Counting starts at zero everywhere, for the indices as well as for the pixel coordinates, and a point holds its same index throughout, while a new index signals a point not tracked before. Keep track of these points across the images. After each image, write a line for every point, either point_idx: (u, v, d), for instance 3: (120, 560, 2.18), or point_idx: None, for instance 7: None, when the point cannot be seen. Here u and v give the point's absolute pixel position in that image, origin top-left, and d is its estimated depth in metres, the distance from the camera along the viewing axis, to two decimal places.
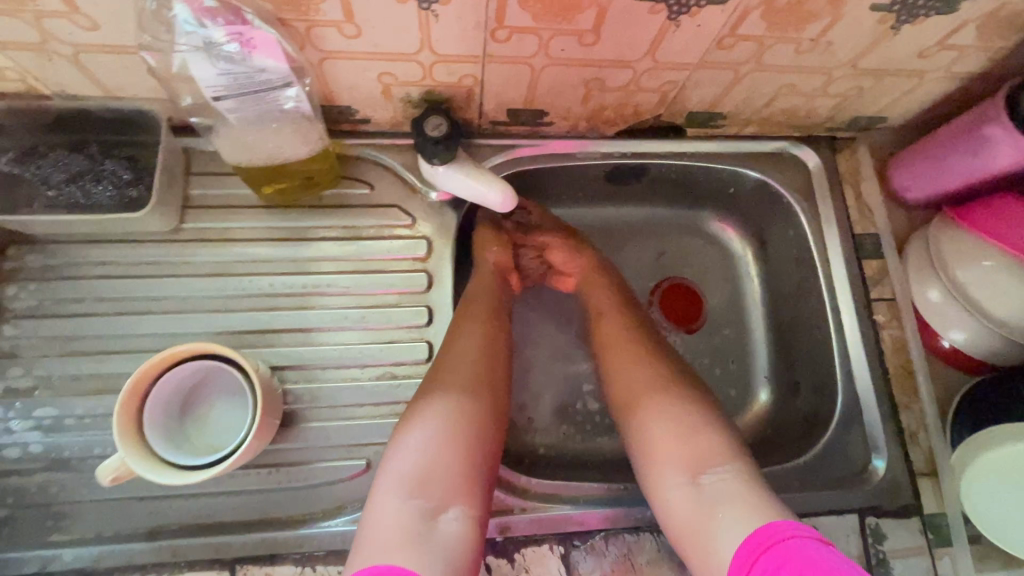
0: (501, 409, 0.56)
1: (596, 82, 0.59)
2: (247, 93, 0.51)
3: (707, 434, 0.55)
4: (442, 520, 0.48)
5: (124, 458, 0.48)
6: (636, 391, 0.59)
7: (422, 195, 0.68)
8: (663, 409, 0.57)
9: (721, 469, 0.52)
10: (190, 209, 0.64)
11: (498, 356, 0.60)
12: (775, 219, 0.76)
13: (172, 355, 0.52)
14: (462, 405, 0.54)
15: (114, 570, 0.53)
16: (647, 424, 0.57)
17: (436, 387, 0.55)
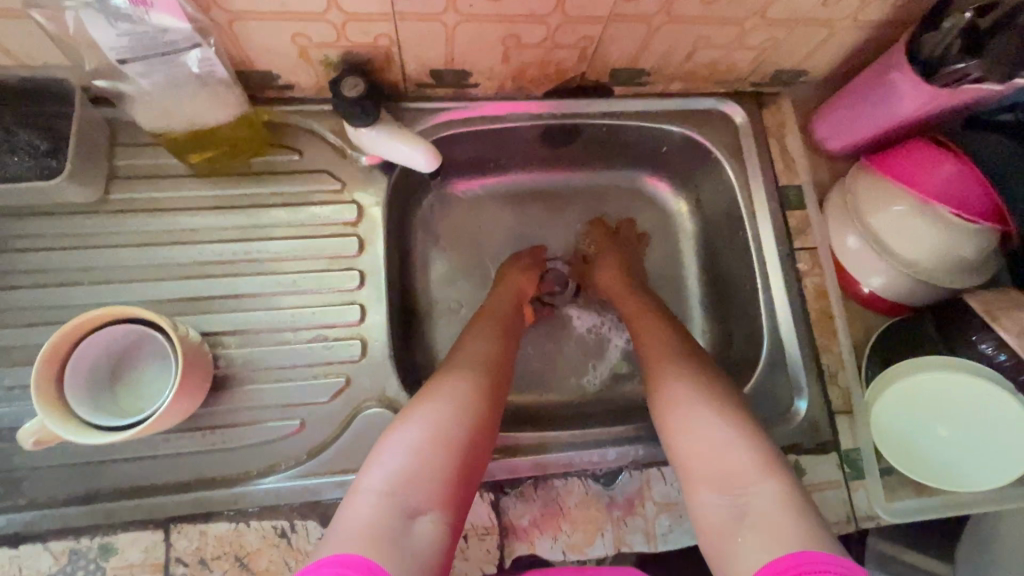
0: (496, 405, 0.54)
1: (512, 39, 0.60)
2: (152, 54, 0.51)
3: (744, 443, 0.49)
4: (418, 523, 0.44)
5: (43, 421, 0.48)
6: (672, 403, 0.54)
7: (352, 159, 0.68)
8: (693, 426, 0.51)
9: (756, 486, 0.46)
10: (115, 179, 0.64)
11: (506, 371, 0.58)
12: (706, 175, 0.78)
13: (90, 320, 0.52)
14: (468, 407, 0.51)
15: (48, 533, 0.54)
16: (680, 435, 0.52)
17: (446, 384, 0.53)
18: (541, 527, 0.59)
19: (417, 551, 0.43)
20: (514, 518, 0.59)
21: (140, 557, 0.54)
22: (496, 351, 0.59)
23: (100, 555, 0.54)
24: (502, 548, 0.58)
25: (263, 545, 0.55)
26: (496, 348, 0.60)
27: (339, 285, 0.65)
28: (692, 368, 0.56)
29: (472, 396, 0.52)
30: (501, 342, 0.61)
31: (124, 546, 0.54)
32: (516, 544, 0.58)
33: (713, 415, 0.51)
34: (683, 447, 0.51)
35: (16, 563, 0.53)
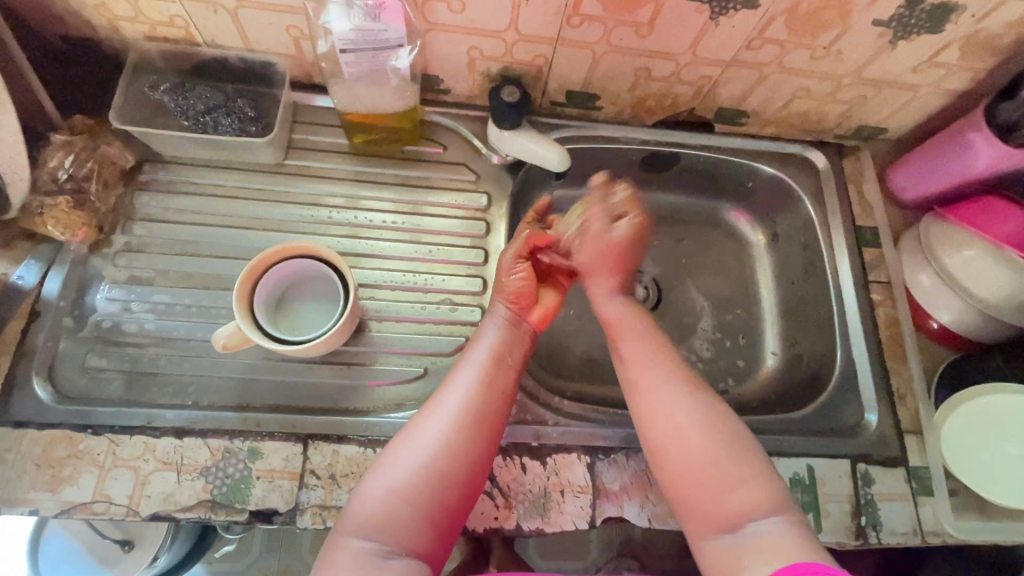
0: (483, 449, 0.58)
1: (645, 71, 0.72)
2: (368, 48, 0.63)
3: (731, 476, 0.56)
4: (393, 561, 0.53)
5: (241, 326, 0.58)
6: (663, 436, 0.59)
7: (486, 157, 0.79)
8: (689, 456, 0.58)
9: (771, 517, 0.54)
10: (293, 149, 0.76)
11: (490, 417, 0.59)
12: (787, 211, 0.87)
13: (275, 255, 0.62)
14: (440, 466, 0.56)
15: (207, 431, 0.62)
16: (670, 463, 0.59)
17: (420, 438, 0.58)
18: (631, 493, 0.65)
19: None
20: (607, 482, 0.65)
21: (281, 464, 0.61)
22: (483, 404, 0.60)
23: (248, 457, 0.61)
24: (594, 507, 0.64)
25: None
26: (480, 402, 0.60)
27: (467, 260, 0.75)
28: (686, 390, 0.61)
29: (445, 454, 0.57)
30: (488, 385, 0.61)
31: (269, 453, 0.62)
32: (607, 505, 0.64)
33: (708, 441, 0.58)
34: (677, 473, 0.58)
35: (179, 452, 0.60)
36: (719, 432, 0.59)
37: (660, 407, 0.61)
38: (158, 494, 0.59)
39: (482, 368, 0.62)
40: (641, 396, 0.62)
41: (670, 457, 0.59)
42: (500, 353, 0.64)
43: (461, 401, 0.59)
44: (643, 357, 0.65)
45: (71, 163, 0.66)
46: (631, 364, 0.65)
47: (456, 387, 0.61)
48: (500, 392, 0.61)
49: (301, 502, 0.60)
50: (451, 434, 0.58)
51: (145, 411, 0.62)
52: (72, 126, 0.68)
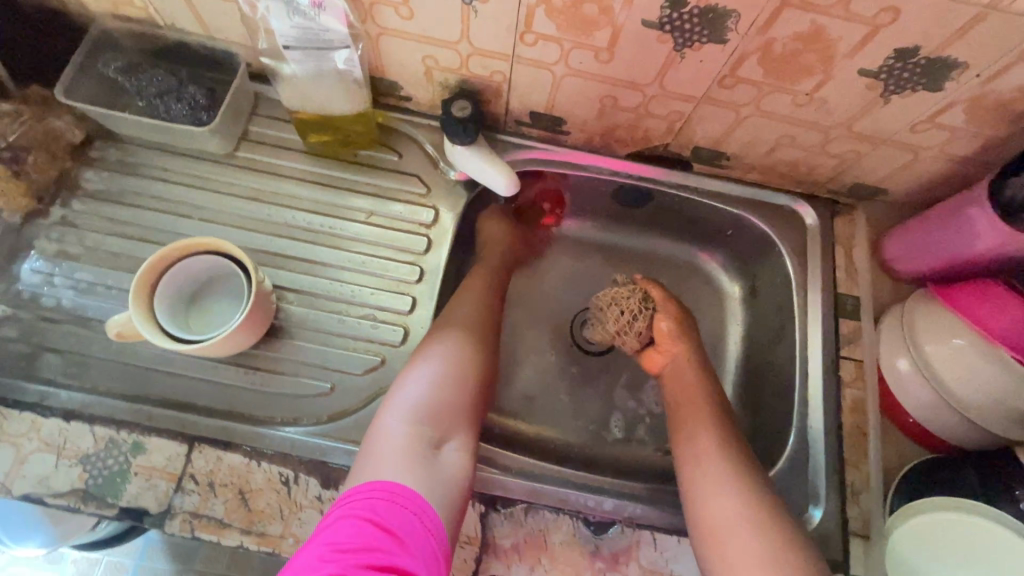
0: (493, 355, 0.65)
1: (610, 99, 0.66)
2: (312, 47, 0.61)
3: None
4: (443, 450, 0.55)
5: (132, 317, 0.56)
6: (721, 518, 0.55)
7: (442, 172, 0.76)
8: (744, 544, 0.53)
9: None
10: (246, 141, 0.75)
11: (492, 327, 0.67)
12: (764, 265, 0.80)
13: (182, 250, 0.61)
14: (471, 358, 0.62)
15: (96, 418, 0.60)
16: (725, 555, 0.53)
17: (450, 339, 0.63)
18: (522, 553, 0.59)
19: (449, 470, 0.54)
20: (498, 537, 0.59)
21: (162, 463, 0.59)
22: (492, 308, 0.69)
23: (131, 450, 0.59)
24: (478, 562, 0.58)
25: (265, 487, 0.59)
26: (490, 303, 0.69)
27: (401, 277, 0.72)
28: (749, 480, 0.57)
29: (473, 346, 0.63)
30: (488, 303, 0.69)
31: (153, 449, 0.60)
32: (492, 562, 0.59)
33: (767, 543, 0.52)
34: (730, 565, 0.52)
35: (64, 435, 0.59)
36: (780, 527, 0.53)
37: (711, 490, 0.57)
38: (34, 475, 0.58)
39: (489, 278, 0.73)
40: (697, 482, 0.58)
41: (720, 548, 0.53)
42: (501, 266, 0.75)
43: (476, 301, 0.68)
44: (707, 448, 0.60)
45: (14, 131, 0.66)
46: (698, 458, 0.60)
47: (460, 302, 0.68)
48: (495, 309, 0.70)
49: (174, 505, 0.58)
50: (470, 338, 0.64)
51: (39, 388, 0.61)
52: (26, 97, 0.68)
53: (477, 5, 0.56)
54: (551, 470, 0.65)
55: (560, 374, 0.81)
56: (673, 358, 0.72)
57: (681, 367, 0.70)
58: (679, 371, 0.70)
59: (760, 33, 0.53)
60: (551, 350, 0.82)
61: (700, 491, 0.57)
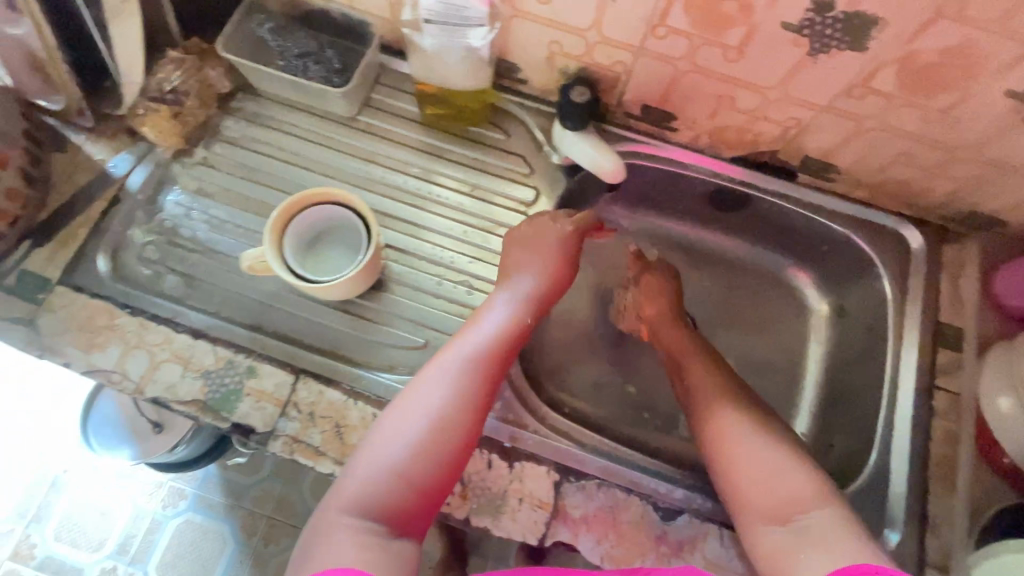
0: (476, 422, 0.57)
1: (727, 99, 0.67)
2: (450, 23, 0.65)
3: (778, 471, 0.57)
4: (392, 543, 0.51)
5: (264, 253, 0.62)
6: (724, 425, 0.62)
7: (546, 155, 0.78)
8: (748, 446, 0.59)
9: (819, 511, 0.53)
10: (367, 107, 0.80)
11: (484, 387, 0.59)
12: (859, 285, 0.78)
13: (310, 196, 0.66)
14: (452, 412, 0.57)
15: (219, 340, 0.67)
16: (727, 459, 0.59)
17: (425, 394, 0.57)
18: (590, 525, 0.61)
19: (397, 564, 0.50)
20: (569, 506, 0.62)
21: (271, 388, 0.65)
22: (491, 356, 0.61)
23: (245, 373, 0.65)
24: (548, 527, 0.61)
25: (360, 424, 0.64)
26: (490, 351, 0.61)
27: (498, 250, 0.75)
28: (743, 410, 0.63)
29: (456, 400, 0.57)
30: (486, 355, 0.61)
31: (264, 375, 0.65)
32: (561, 529, 0.61)
33: (765, 448, 0.59)
34: (735, 478, 0.58)
35: (191, 350, 0.66)
36: (778, 440, 0.60)
37: (710, 400, 0.65)
38: (163, 381, 0.65)
39: (503, 322, 0.64)
40: (703, 401, 0.65)
41: (728, 466, 0.59)
42: (522, 307, 0.66)
43: (478, 346, 0.61)
44: (706, 371, 0.68)
45: (177, 77, 0.74)
46: (699, 398, 0.66)
47: (452, 355, 0.60)
48: (494, 364, 0.61)
49: (277, 428, 0.63)
50: (449, 400, 0.57)
51: (173, 306, 0.68)
52: (187, 47, 0.75)
53: None
54: (625, 453, 0.66)
55: (632, 366, 0.83)
56: (668, 317, 0.75)
57: (669, 327, 0.74)
58: (667, 333, 0.74)
59: (904, 44, 0.53)
60: (626, 342, 0.84)
61: (700, 400, 0.66)
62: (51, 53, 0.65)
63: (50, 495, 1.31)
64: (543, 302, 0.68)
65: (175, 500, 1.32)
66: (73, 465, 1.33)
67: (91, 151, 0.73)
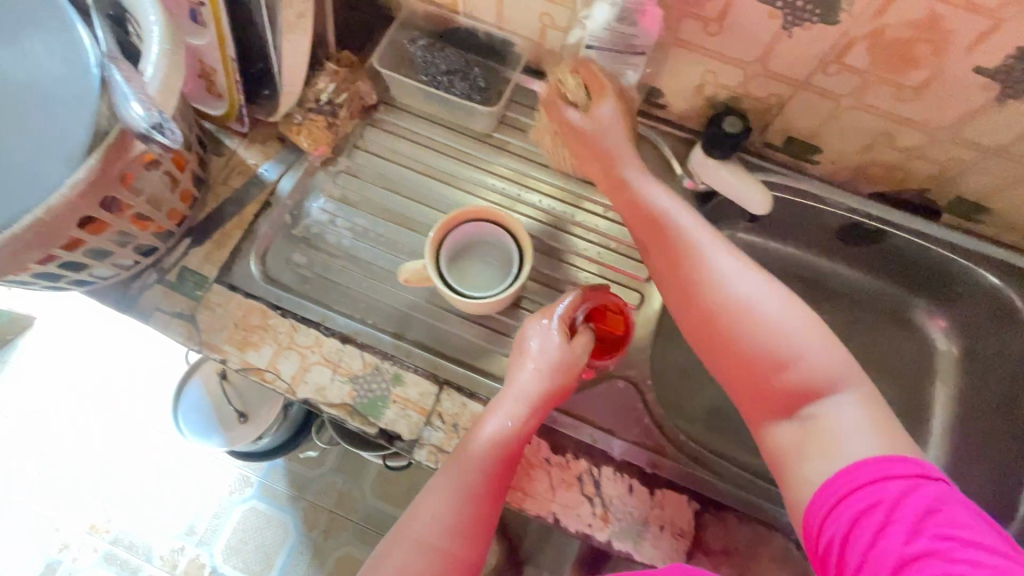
0: (486, 527, 0.55)
1: (886, 137, 0.67)
2: (611, 50, 0.65)
3: (786, 349, 0.53)
4: None
5: (426, 266, 0.65)
6: (721, 304, 0.56)
7: (676, 179, 0.78)
8: (756, 330, 0.54)
9: (841, 397, 0.52)
10: (503, 124, 0.82)
11: (498, 487, 0.57)
12: (998, 331, 0.76)
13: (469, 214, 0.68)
14: (462, 528, 0.54)
15: (365, 345, 0.69)
16: (794, 376, 0.53)
17: (435, 508, 0.55)
18: (732, 558, 0.61)
19: None
20: (711, 537, 0.62)
21: (416, 397, 0.67)
22: (495, 464, 0.57)
23: (391, 380, 0.67)
24: (690, 556, 0.61)
25: None
26: (496, 459, 0.57)
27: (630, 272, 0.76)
28: (721, 295, 0.56)
29: (466, 513, 0.55)
30: (504, 454, 0.57)
31: (409, 383, 0.67)
32: (703, 560, 0.61)
33: (790, 327, 0.53)
34: (756, 390, 0.55)
35: (340, 354, 0.68)
36: (807, 316, 0.54)
37: (693, 284, 0.58)
38: (314, 383, 0.67)
39: (508, 425, 0.58)
40: (678, 270, 0.60)
41: (717, 352, 0.57)
42: (532, 407, 0.59)
43: (485, 453, 0.57)
44: (699, 251, 0.59)
45: (331, 87, 0.76)
46: (716, 322, 0.56)
47: (469, 454, 0.57)
48: (510, 463, 0.58)
49: (422, 437, 0.65)
50: (467, 506, 0.55)
51: (322, 311, 0.71)
52: (340, 59, 0.78)
53: (795, 32, 0.59)
54: (763, 487, 0.66)
55: None
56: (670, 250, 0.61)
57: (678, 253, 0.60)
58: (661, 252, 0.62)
59: None
60: None
61: (700, 313, 0.57)
62: (228, 63, 0.68)
63: (125, 474, 1.36)
64: (553, 398, 0.60)
65: (242, 487, 1.36)
66: (146, 448, 1.37)
67: (246, 156, 0.77)
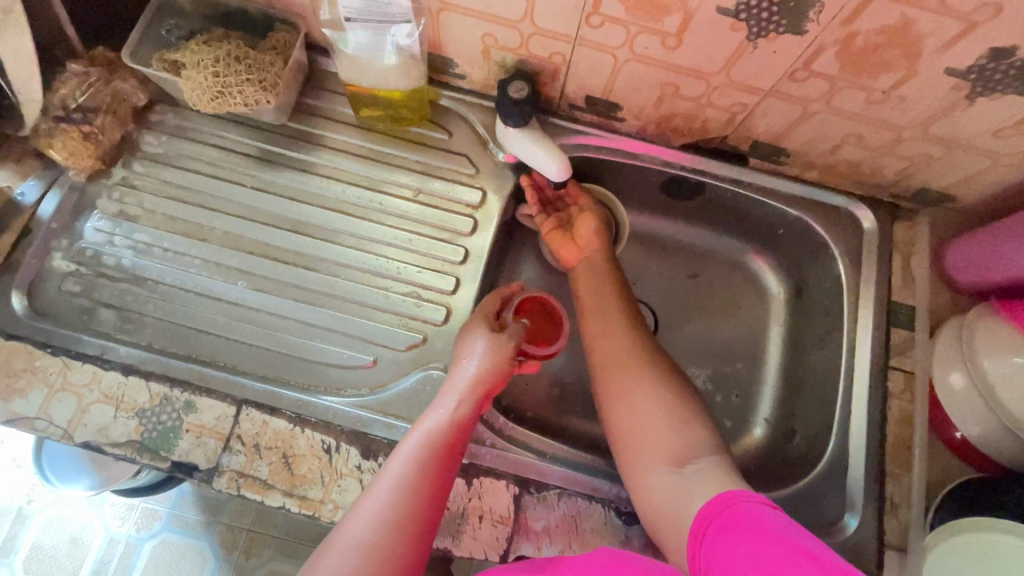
0: (428, 520, 0.54)
1: (671, 87, 0.65)
2: (374, 20, 0.60)
3: (658, 418, 0.60)
4: None
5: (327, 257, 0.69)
6: (640, 408, 0.60)
7: (490, 153, 0.75)
8: (667, 441, 0.58)
9: (699, 461, 0.56)
10: (298, 111, 0.75)
11: (433, 481, 0.55)
12: (814, 269, 0.77)
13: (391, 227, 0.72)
14: (400, 515, 0.53)
15: (152, 374, 0.63)
16: (649, 433, 0.59)
17: (377, 496, 0.54)
18: (553, 536, 0.60)
19: None
20: (531, 519, 0.60)
21: (211, 422, 0.61)
22: (437, 451, 0.56)
23: (183, 408, 0.62)
24: (510, 542, 0.59)
25: (308, 453, 0.61)
26: (440, 445, 0.57)
27: (445, 256, 0.73)
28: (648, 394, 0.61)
29: (404, 501, 0.54)
30: (437, 446, 0.57)
31: (203, 409, 0.62)
32: (524, 543, 0.59)
33: (659, 403, 0.61)
34: (640, 442, 0.59)
35: (122, 389, 0.62)
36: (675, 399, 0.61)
37: (623, 399, 0.62)
38: (94, 424, 0.60)
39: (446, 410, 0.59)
40: (611, 404, 0.62)
41: (637, 453, 0.59)
42: (470, 393, 0.60)
43: (432, 440, 0.57)
44: (619, 353, 0.65)
45: (82, 94, 0.67)
46: (613, 399, 0.62)
47: (406, 443, 0.57)
48: (448, 455, 0.57)
49: (221, 463, 0.60)
50: (401, 497, 0.54)
51: (100, 342, 0.64)
52: (92, 57, 0.69)
53: None
54: (585, 458, 0.65)
55: None
56: (605, 333, 0.67)
57: (607, 337, 0.67)
58: (608, 345, 0.66)
59: (842, 26, 0.51)
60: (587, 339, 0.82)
61: (619, 417, 0.61)
62: None
63: (16, 527, 1.26)
64: (492, 384, 0.61)
65: (149, 522, 1.28)
66: (35, 493, 1.28)
67: None
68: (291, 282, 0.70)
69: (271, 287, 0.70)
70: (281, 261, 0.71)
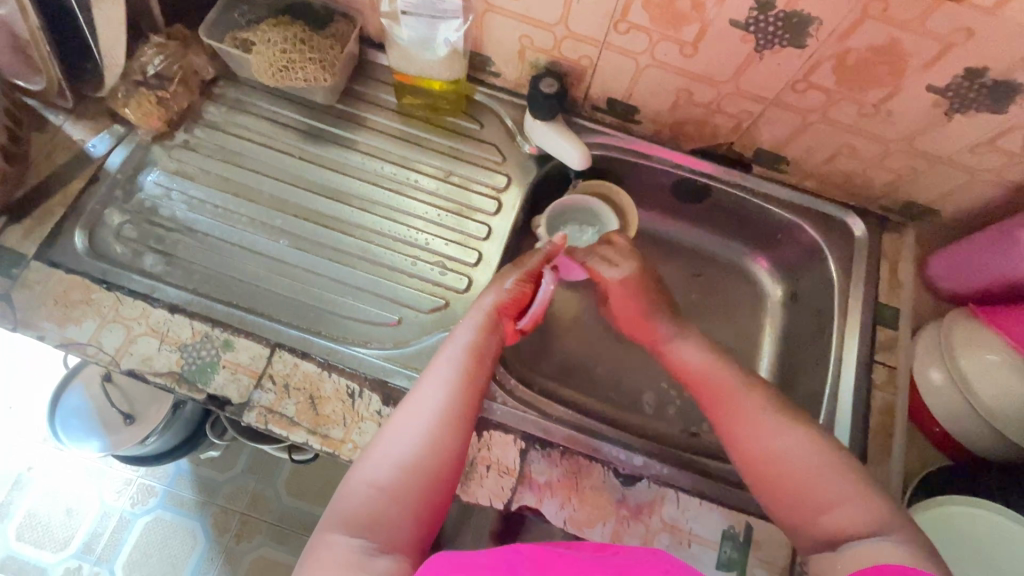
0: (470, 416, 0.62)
1: (686, 93, 0.72)
2: (427, 14, 0.68)
3: (823, 491, 0.58)
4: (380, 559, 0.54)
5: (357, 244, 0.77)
6: (784, 471, 0.60)
7: (517, 144, 0.82)
8: (836, 512, 0.57)
9: (868, 539, 0.54)
10: (347, 95, 0.83)
11: (468, 386, 0.62)
12: (808, 271, 0.83)
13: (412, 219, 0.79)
14: (442, 408, 0.60)
15: (196, 314, 0.68)
16: (807, 499, 0.58)
17: (421, 394, 0.62)
18: (554, 490, 0.64)
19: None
20: (535, 473, 0.65)
21: (247, 361, 0.67)
22: (471, 362, 0.64)
23: (222, 346, 0.67)
24: (514, 492, 0.64)
25: (333, 395, 0.66)
26: (472, 356, 0.64)
27: (470, 232, 0.79)
28: (782, 425, 0.63)
29: (445, 395, 0.61)
30: (470, 359, 0.64)
31: (240, 348, 0.67)
32: (526, 494, 0.64)
33: (811, 467, 0.60)
34: (791, 506, 0.59)
35: (167, 324, 0.67)
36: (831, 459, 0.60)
37: (761, 458, 0.62)
38: (139, 354, 0.66)
39: (449, 372, 0.63)
40: (760, 468, 0.61)
41: (810, 527, 0.57)
42: (472, 354, 0.65)
43: (421, 430, 0.59)
44: (756, 416, 0.64)
45: (159, 62, 0.75)
46: (766, 466, 0.61)
47: (443, 359, 0.64)
48: (481, 366, 0.64)
49: (252, 399, 0.65)
50: (443, 397, 0.61)
51: (150, 281, 0.69)
52: (169, 33, 0.77)
53: None
54: (590, 422, 0.70)
55: (599, 348, 0.86)
56: (727, 393, 0.67)
57: (734, 398, 0.67)
58: (735, 405, 0.66)
59: (839, 41, 0.59)
60: (593, 325, 0.88)
61: (775, 484, 0.60)
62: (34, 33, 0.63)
63: (13, 494, 1.28)
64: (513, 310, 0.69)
65: (145, 498, 1.30)
66: (37, 460, 1.30)
67: (71, 132, 0.74)
68: (327, 244, 0.77)
69: (309, 246, 0.76)
70: (321, 225, 0.77)
